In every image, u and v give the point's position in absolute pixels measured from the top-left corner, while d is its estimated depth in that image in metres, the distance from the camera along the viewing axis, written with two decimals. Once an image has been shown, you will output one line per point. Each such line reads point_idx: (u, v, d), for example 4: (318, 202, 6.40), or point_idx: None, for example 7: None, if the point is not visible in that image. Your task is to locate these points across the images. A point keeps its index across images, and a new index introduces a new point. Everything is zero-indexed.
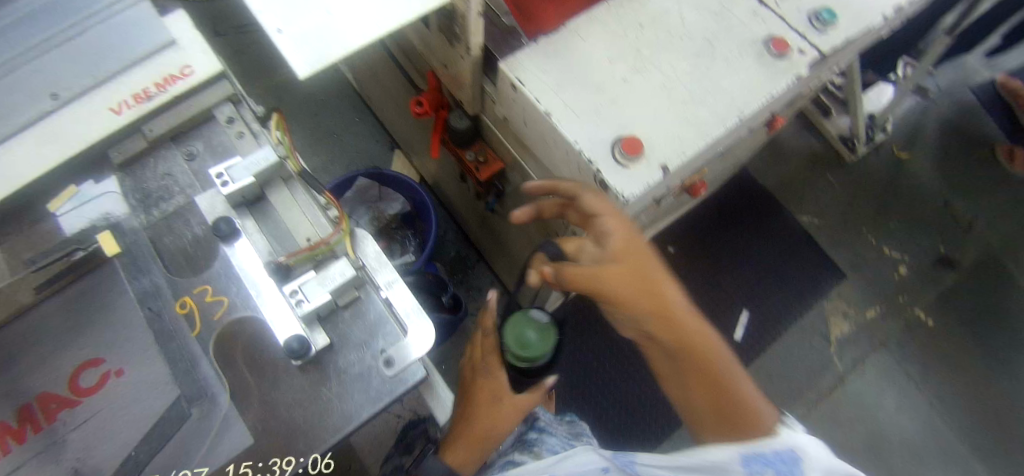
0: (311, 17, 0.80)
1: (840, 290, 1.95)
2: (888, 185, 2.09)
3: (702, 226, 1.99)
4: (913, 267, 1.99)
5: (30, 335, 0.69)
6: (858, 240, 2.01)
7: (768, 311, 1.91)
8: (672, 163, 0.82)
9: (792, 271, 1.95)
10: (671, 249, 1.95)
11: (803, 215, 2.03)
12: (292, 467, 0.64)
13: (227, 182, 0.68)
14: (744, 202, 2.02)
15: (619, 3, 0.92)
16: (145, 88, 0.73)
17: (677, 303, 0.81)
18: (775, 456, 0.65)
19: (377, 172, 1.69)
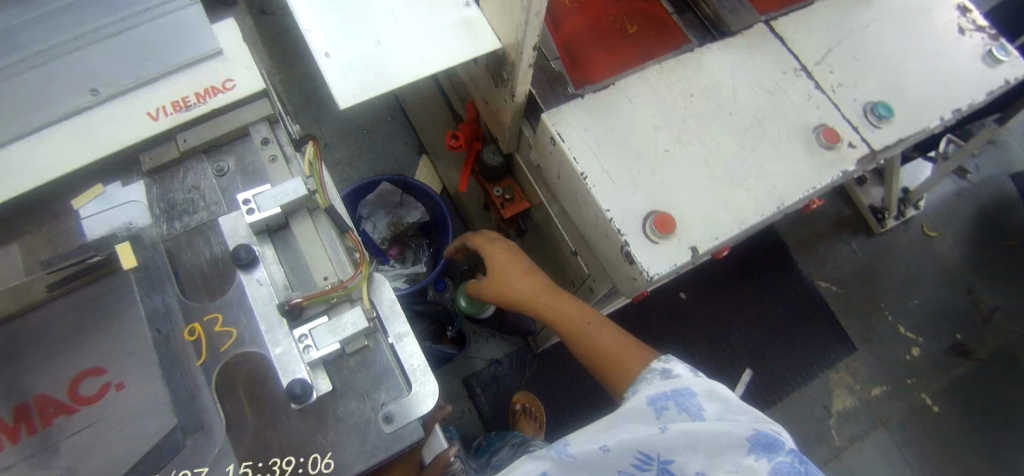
0: (361, 44, 0.79)
1: (847, 363, 1.90)
2: (912, 262, 2.03)
3: (718, 278, 1.95)
4: (926, 350, 1.93)
5: (34, 333, 0.68)
6: (873, 315, 1.96)
7: (772, 373, 1.87)
8: (703, 245, 0.79)
9: (802, 337, 1.91)
10: (683, 295, 1.92)
11: (819, 282, 1.99)
12: (292, 467, 0.63)
13: (253, 209, 0.67)
14: (765, 261, 1.98)
15: (672, 65, 0.89)
16: (185, 97, 0.74)
17: (558, 291, 1.01)
18: (669, 395, 0.76)
19: (403, 179, 1.59)
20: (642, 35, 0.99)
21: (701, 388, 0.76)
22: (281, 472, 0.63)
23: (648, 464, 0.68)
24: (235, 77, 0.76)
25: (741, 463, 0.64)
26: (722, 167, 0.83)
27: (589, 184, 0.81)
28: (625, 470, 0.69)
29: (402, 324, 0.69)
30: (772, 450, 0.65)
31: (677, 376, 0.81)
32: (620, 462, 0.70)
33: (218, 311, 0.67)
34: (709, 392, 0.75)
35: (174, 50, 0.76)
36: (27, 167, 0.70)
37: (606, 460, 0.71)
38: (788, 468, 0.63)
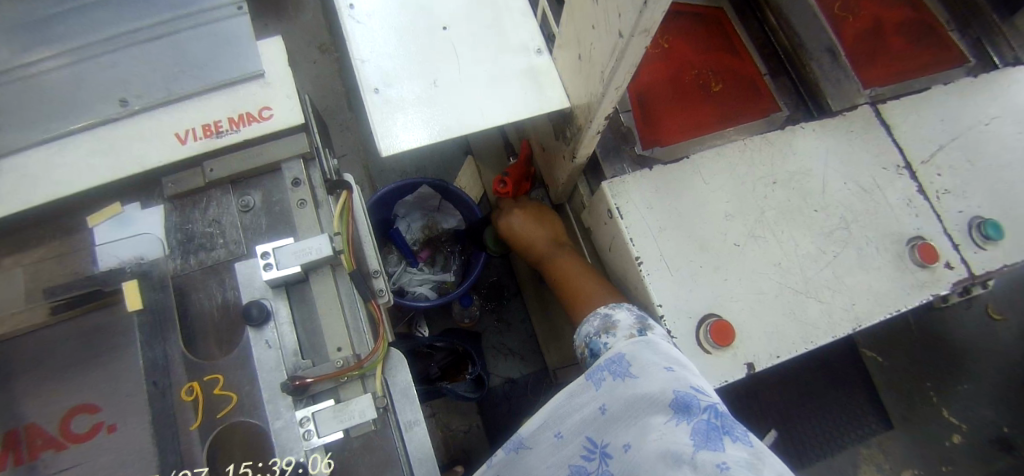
0: (414, 85, 0.72)
1: (881, 438, 1.34)
2: (988, 338, 1.42)
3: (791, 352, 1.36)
4: (973, 442, 1.34)
5: (31, 357, 0.64)
6: (915, 393, 1.37)
7: (799, 439, 1.32)
8: (761, 363, 0.70)
9: (839, 407, 1.35)
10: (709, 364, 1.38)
11: (865, 349, 1.40)
12: (291, 468, 0.58)
13: (271, 265, 0.61)
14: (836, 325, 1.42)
15: (759, 144, 0.78)
16: (218, 121, 0.69)
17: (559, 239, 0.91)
18: (609, 362, 0.63)
19: (445, 186, 1.26)
20: (728, 95, 0.88)
21: (630, 341, 0.64)
22: (280, 472, 0.58)
23: (594, 453, 0.59)
24: (273, 106, 0.69)
25: (663, 429, 0.53)
26: (795, 273, 0.73)
27: (643, 273, 0.72)
28: (572, 463, 0.60)
29: (413, 412, 0.63)
30: (693, 407, 0.54)
31: (614, 326, 0.67)
32: (565, 454, 0.61)
33: (217, 372, 0.61)
34: (640, 344, 0.63)
35: (214, 66, 0.71)
36: (45, 178, 0.66)
37: (555, 452, 0.62)
38: (709, 428, 0.52)
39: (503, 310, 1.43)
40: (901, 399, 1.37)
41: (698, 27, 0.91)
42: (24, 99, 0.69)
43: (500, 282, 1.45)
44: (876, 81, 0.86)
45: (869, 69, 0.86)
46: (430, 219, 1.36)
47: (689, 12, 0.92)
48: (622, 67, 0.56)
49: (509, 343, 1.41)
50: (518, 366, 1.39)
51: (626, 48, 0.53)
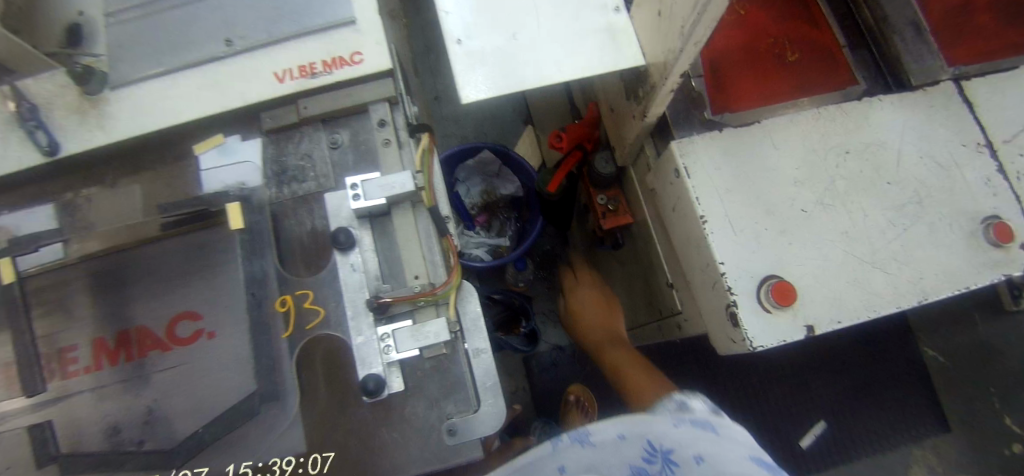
0: (495, 38, 0.75)
1: (936, 440, 1.31)
2: None
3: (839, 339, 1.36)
4: None
5: (145, 267, 0.72)
6: (980, 400, 1.33)
7: (852, 434, 1.31)
8: (821, 326, 0.71)
9: (897, 405, 1.32)
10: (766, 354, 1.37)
11: (927, 347, 1.36)
12: (291, 467, 0.65)
13: (359, 195, 0.67)
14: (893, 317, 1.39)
15: (833, 114, 0.78)
16: (313, 63, 0.73)
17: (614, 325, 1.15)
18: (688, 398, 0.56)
19: (506, 151, 1.31)
20: (804, 64, 0.88)
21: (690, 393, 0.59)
22: (280, 472, 0.65)
23: (655, 460, 0.51)
24: (364, 51, 0.74)
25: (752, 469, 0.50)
26: (862, 243, 0.73)
27: (706, 231, 0.74)
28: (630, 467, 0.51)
29: (480, 342, 0.67)
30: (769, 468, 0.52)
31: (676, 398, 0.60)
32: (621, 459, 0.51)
33: (307, 289, 0.68)
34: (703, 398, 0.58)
35: (310, 10, 0.75)
36: (159, 107, 0.73)
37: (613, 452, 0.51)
38: None
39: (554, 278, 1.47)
40: (963, 403, 1.33)
41: None
42: (144, 34, 0.76)
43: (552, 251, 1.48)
44: (965, 58, 0.82)
45: (958, 46, 0.82)
46: (488, 185, 1.39)
47: None
48: (702, 23, 0.57)
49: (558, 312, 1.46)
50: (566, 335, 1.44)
51: (711, 1, 0.55)
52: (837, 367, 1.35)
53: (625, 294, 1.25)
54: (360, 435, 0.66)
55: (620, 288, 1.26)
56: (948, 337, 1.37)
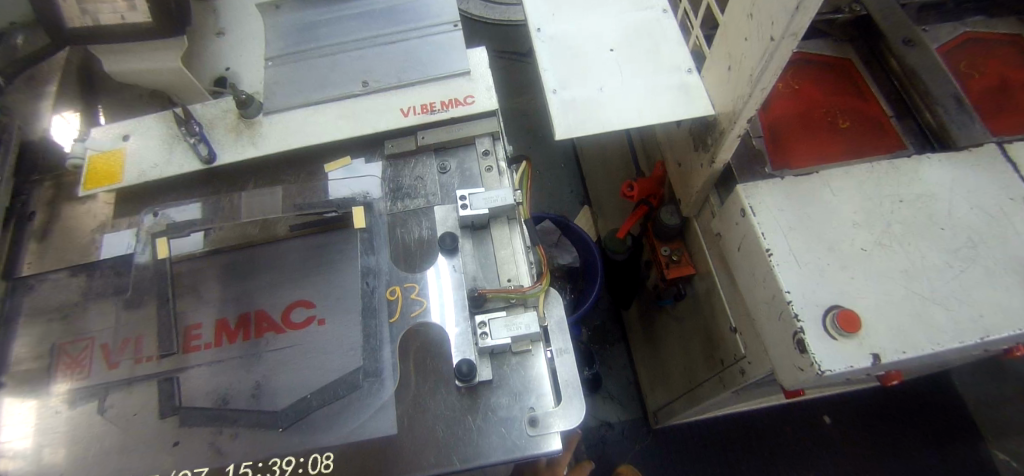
0: (585, 89, 0.88)
1: None
2: None
3: (894, 428, 1.63)
4: None
5: (270, 261, 0.83)
6: None
7: None
8: (886, 355, 0.74)
9: None
10: (827, 418, 1.66)
11: (997, 451, 1.58)
12: (290, 467, 0.71)
13: (467, 206, 0.78)
14: (953, 421, 1.62)
15: (885, 169, 0.87)
16: (433, 102, 0.88)
17: None
18: None
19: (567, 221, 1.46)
20: (854, 131, 0.99)
21: None
22: (280, 471, 0.71)
23: None
24: (475, 95, 0.89)
25: None
26: (921, 280, 0.78)
27: (770, 262, 0.81)
28: None
29: (562, 342, 0.73)
30: None
31: None
32: None
33: (413, 282, 0.78)
34: None
35: (434, 64, 0.92)
36: (302, 130, 0.88)
37: None
38: None
39: (604, 352, 1.77)
40: None
41: (828, 74, 1.05)
42: (297, 76, 0.94)
43: (605, 327, 1.81)
44: (1004, 130, 0.95)
45: (997, 118, 0.96)
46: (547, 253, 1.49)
47: (820, 61, 1.06)
48: (768, 70, 0.70)
49: (609, 388, 1.72)
50: (618, 412, 1.69)
51: (775, 50, 0.68)
52: (878, 430, 1.63)
53: (682, 353, 1.25)
54: (447, 419, 0.71)
55: (675, 348, 1.29)
56: (990, 427, 1.60)
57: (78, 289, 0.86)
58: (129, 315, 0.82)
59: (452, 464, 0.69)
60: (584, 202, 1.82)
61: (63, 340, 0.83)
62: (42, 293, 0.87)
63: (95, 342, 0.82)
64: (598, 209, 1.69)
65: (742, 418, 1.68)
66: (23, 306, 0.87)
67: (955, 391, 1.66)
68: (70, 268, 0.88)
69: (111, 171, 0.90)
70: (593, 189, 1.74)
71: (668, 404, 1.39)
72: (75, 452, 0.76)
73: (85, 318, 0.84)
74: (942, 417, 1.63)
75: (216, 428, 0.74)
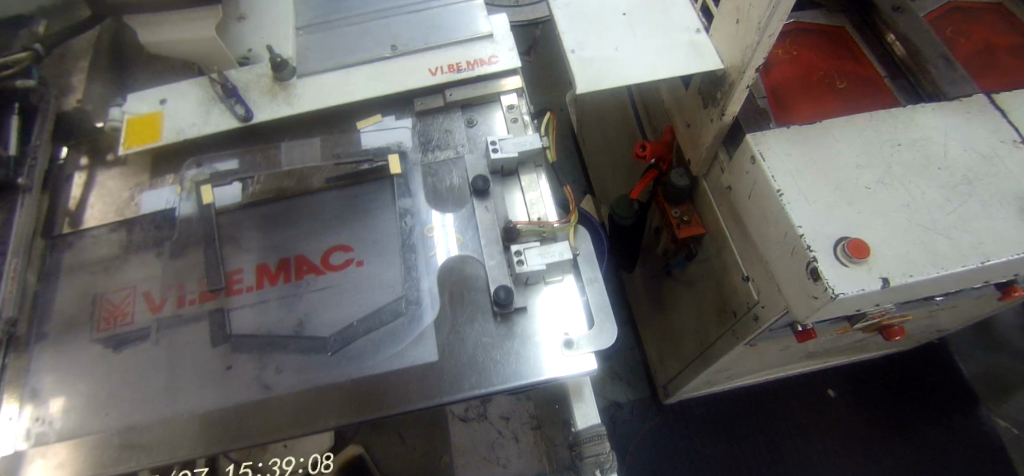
0: (602, 49, 0.94)
1: None
2: None
3: (897, 398, 1.67)
4: None
5: (307, 210, 0.87)
6: None
7: None
8: (895, 279, 0.79)
9: (960, 464, 1.58)
10: (831, 392, 1.70)
11: (996, 417, 1.63)
12: None
13: (498, 150, 0.82)
14: (954, 390, 1.67)
15: (882, 118, 0.93)
16: (459, 62, 0.93)
17: None
18: None
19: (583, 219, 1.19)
20: (850, 90, 1.06)
21: None
22: None
23: None
24: (499, 55, 0.94)
25: None
26: (923, 213, 0.84)
27: (782, 201, 0.86)
28: None
29: (592, 271, 0.78)
30: None
31: None
32: None
33: (448, 221, 0.83)
34: None
35: (459, 28, 0.97)
36: (335, 90, 0.93)
37: None
38: None
39: None
40: None
41: (823, 41, 1.12)
42: (327, 43, 0.99)
43: None
44: (991, 86, 1.02)
45: (980, 75, 1.04)
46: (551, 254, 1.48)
47: (815, 30, 1.14)
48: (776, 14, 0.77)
49: (616, 369, 1.75)
50: (626, 391, 1.73)
51: None
52: (882, 401, 1.68)
53: (694, 317, 1.28)
54: (484, 347, 0.75)
55: (684, 313, 1.33)
56: (987, 395, 1.66)
57: (118, 243, 0.88)
58: (169, 264, 0.85)
59: (491, 388, 0.72)
60: (587, 189, 1.89)
61: (106, 290, 0.85)
62: (83, 249, 0.89)
63: (136, 290, 0.84)
64: (602, 194, 1.75)
65: (747, 394, 1.71)
66: (64, 261, 0.89)
67: (954, 361, 1.71)
68: (109, 224, 0.91)
69: (149, 132, 0.93)
70: (595, 176, 1.81)
71: (680, 373, 1.42)
72: (121, 392, 0.78)
73: (125, 270, 0.86)
74: (944, 387, 1.68)
75: (262, 363, 0.77)
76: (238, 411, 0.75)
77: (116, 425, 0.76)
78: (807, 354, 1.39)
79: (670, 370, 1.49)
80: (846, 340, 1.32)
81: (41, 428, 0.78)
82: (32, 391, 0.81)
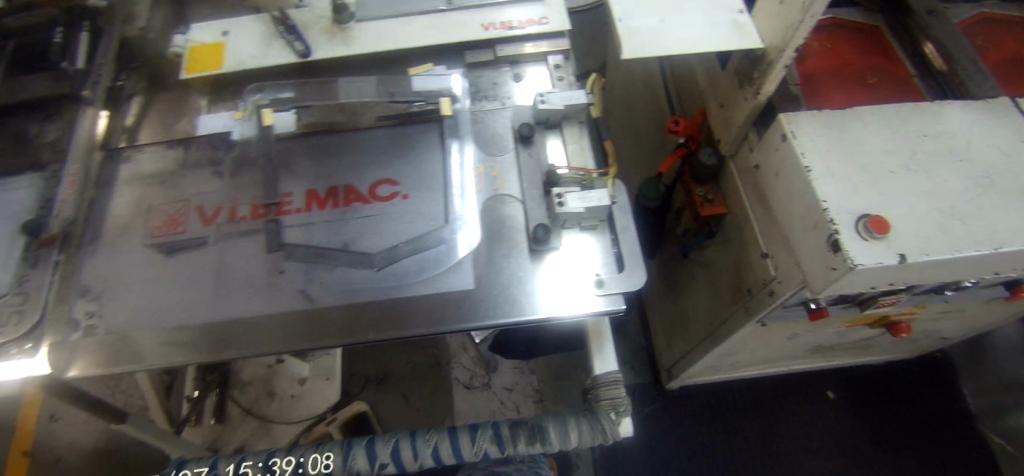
0: (648, 19, 0.98)
1: None
2: None
3: (896, 406, 1.71)
4: None
5: (357, 143, 0.91)
6: None
7: None
8: (913, 256, 0.83)
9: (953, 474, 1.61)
10: (831, 394, 1.73)
11: (993, 434, 1.65)
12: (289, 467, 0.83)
13: (545, 102, 0.86)
14: (952, 403, 1.71)
15: (910, 110, 0.97)
16: (512, 20, 0.96)
17: None
18: None
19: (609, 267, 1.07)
20: (881, 86, 1.10)
21: None
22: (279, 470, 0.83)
23: None
24: (549, 17, 0.97)
25: None
26: (943, 200, 0.88)
27: (810, 176, 0.90)
28: None
29: (625, 221, 0.82)
30: None
31: None
32: None
33: (492, 164, 0.87)
34: None
35: None
36: (389, 35, 0.95)
37: None
38: None
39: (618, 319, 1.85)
40: None
41: (857, 38, 1.16)
42: None
43: None
44: (1017, 92, 1.06)
45: (1008, 82, 1.08)
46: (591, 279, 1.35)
47: (851, 27, 1.18)
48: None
49: (621, 353, 1.79)
50: (629, 375, 1.76)
51: None
52: (881, 407, 1.71)
53: (707, 298, 1.32)
54: (519, 281, 0.79)
55: (698, 294, 1.37)
56: (983, 409, 1.69)
57: (174, 159, 0.92)
58: (222, 182, 0.89)
59: (523, 318, 0.76)
60: None
61: (159, 201, 0.88)
62: (139, 162, 0.93)
63: (189, 203, 0.88)
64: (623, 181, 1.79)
65: (749, 388, 1.74)
66: (121, 172, 0.92)
67: (954, 375, 1.75)
68: (165, 142, 0.94)
69: (211, 60, 0.97)
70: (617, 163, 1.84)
71: (687, 355, 1.46)
72: (169, 295, 0.82)
73: (178, 184, 0.89)
74: (943, 399, 1.71)
75: (307, 277, 0.81)
76: (281, 319, 0.79)
77: (163, 324, 0.80)
78: (814, 348, 1.43)
79: (677, 353, 1.53)
80: (853, 336, 1.36)
81: (91, 322, 0.82)
82: (83, 288, 0.84)
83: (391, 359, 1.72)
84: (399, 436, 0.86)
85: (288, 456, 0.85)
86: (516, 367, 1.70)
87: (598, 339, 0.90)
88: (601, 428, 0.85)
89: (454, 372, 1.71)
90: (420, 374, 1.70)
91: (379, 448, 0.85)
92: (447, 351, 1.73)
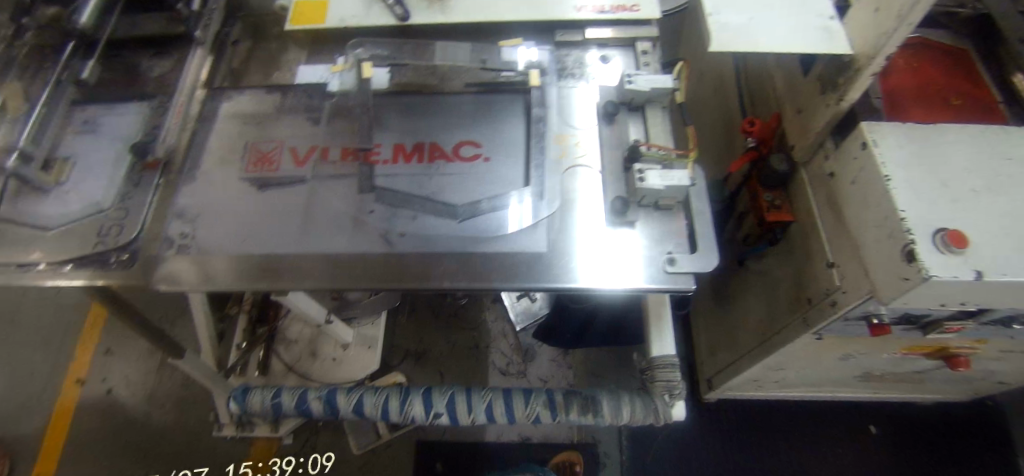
0: (739, 15, 0.97)
1: None
2: None
3: (940, 450, 1.65)
4: None
5: (446, 107, 0.95)
6: None
7: None
8: (990, 274, 0.82)
9: None
10: (874, 429, 1.67)
11: None
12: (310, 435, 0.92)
13: (632, 83, 0.87)
14: (1000, 455, 1.64)
15: (998, 133, 0.96)
16: (605, 5, 0.98)
17: None
18: None
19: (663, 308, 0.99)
20: (963, 108, 1.09)
21: None
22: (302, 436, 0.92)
23: None
24: (641, 5, 0.98)
25: None
26: None
27: (889, 186, 0.90)
28: None
29: (700, 205, 0.84)
30: None
31: None
32: None
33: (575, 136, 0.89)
34: None
35: None
36: (485, 7, 0.98)
37: None
38: None
39: None
40: None
41: (944, 59, 1.15)
42: None
43: None
44: None
45: None
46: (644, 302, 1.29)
47: (939, 48, 1.17)
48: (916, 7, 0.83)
49: None
50: None
51: None
52: (925, 450, 1.64)
53: (760, 307, 1.30)
54: (593, 250, 0.81)
55: (750, 303, 1.35)
56: None
57: (271, 103, 0.97)
58: (315, 128, 0.93)
59: (595, 285, 0.78)
60: None
61: (255, 140, 0.93)
62: (238, 102, 0.97)
63: (284, 144, 0.92)
64: None
65: (789, 411, 1.69)
66: (222, 109, 0.97)
67: (1005, 428, 1.68)
68: (265, 87, 0.99)
69: (313, 15, 1.01)
70: None
71: (730, 364, 1.44)
72: (259, 224, 0.87)
73: (275, 126, 0.94)
74: (991, 449, 1.65)
75: (389, 224, 0.85)
76: (361, 260, 0.83)
77: (250, 250, 0.85)
78: (862, 375, 1.40)
79: (719, 362, 1.51)
80: (908, 365, 1.32)
81: (183, 242, 0.86)
82: (178, 211, 0.89)
83: (430, 336, 1.76)
84: (456, 389, 0.89)
85: (349, 394, 0.89)
86: (554, 360, 1.70)
87: (659, 322, 0.90)
88: (654, 408, 0.86)
89: (492, 357, 1.72)
90: (458, 354, 1.73)
91: (435, 398, 0.88)
92: (487, 335, 1.76)
